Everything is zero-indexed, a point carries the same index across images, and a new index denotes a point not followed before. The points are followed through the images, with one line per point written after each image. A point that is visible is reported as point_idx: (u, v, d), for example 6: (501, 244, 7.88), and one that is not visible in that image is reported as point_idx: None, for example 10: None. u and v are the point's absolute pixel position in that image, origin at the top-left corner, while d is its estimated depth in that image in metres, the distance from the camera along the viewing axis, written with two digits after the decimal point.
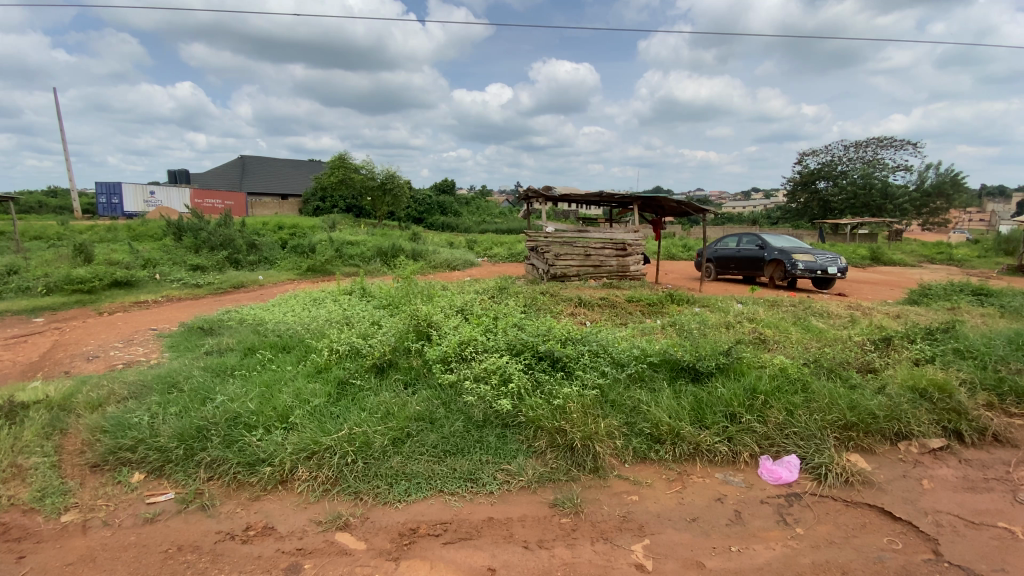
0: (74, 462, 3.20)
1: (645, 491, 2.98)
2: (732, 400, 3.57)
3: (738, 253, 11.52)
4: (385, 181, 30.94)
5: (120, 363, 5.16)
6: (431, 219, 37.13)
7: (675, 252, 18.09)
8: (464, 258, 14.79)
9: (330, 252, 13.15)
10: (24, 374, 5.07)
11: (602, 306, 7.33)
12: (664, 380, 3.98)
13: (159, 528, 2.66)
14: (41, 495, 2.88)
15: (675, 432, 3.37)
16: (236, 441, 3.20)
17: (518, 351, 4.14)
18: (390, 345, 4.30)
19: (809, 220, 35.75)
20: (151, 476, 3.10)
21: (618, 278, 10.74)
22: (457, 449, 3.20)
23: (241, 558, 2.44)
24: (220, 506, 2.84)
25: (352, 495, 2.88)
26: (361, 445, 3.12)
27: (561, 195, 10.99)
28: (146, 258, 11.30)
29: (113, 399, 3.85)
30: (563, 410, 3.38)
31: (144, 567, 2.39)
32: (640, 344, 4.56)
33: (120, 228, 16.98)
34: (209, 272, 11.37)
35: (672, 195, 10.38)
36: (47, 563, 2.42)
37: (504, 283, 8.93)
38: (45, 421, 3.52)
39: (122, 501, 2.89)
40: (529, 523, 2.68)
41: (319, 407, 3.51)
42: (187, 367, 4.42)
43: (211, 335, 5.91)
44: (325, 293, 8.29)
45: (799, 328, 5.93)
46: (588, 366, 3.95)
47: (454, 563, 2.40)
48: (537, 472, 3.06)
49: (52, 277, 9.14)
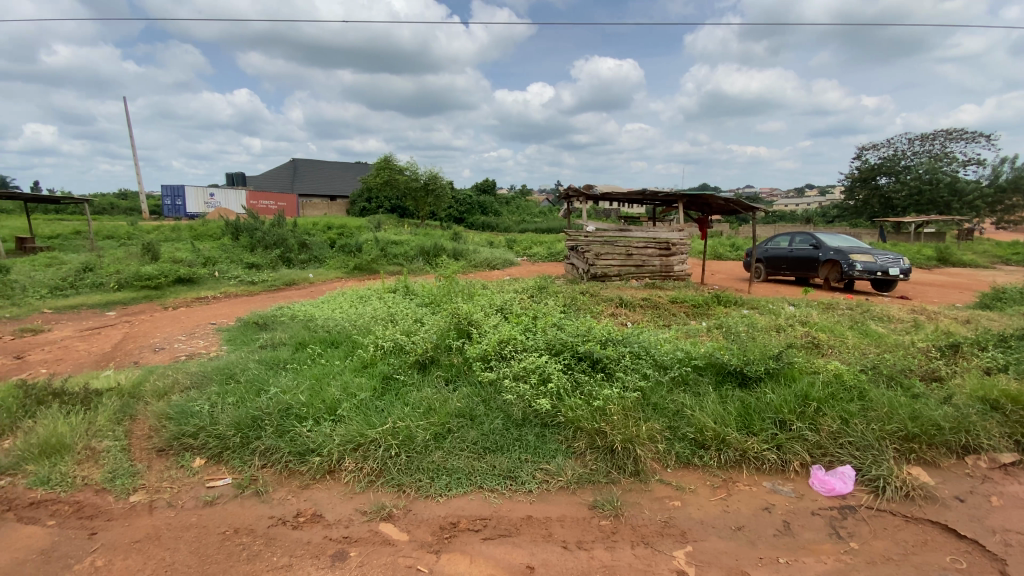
0: (141, 446, 3.45)
1: (688, 497, 2.91)
2: (782, 407, 3.42)
3: (790, 252, 11.04)
4: (428, 182, 31.74)
5: (182, 355, 5.51)
6: (472, 218, 37.57)
7: (722, 251, 17.53)
8: (505, 257, 14.87)
9: (376, 251, 13.54)
10: (99, 363, 5.50)
11: (644, 306, 7.20)
12: (709, 384, 3.87)
13: (217, 511, 2.83)
14: (111, 476, 3.12)
15: (721, 438, 3.27)
16: (287, 431, 3.36)
17: (557, 351, 4.12)
18: (431, 342, 4.39)
19: (868, 219, 33.80)
20: (210, 461, 3.29)
21: (661, 278, 10.53)
22: (496, 447, 3.23)
23: (292, 544, 2.56)
24: (273, 493, 2.98)
25: (395, 487, 2.97)
26: (404, 439, 3.20)
27: (602, 193, 10.85)
28: (207, 257, 11.99)
29: (177, 389, 4.13)
30: (603, 412, 3.34)
31: (204, 547, 2.55)
32: (685, 347, 4.44)
33: (183, 228, 18.08)
34: (263, 269, 11.95)
35: (719, 193, 10.04)
36: (117, 539, 2.62)
37: (544, 283, 8.94)
38: (117, 407, 3.81)
39: (185, 484, 3.09)
40: (568, 523, 2.67)
41: (364, 401, 3.63)
42: (244, 360, 4.66)
43: (264, 330, 6.22)
44: (371, 290, 8.55)
45: (855, 332, 5.62)
46: (629, 368, 3.88)
47: (493, 559, 2.43)
48: (576, 472, 3.04)
49: (123, 274, 9.85)
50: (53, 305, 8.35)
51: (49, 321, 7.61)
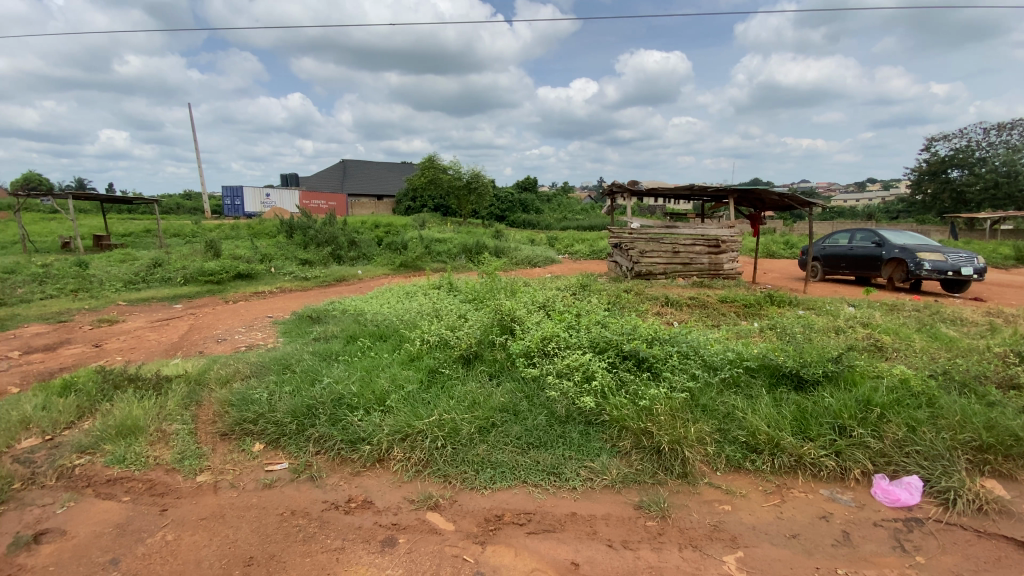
0: (206, 430, 3.67)
1: (739, 501, 2.82)
2: (842, 412, 3.25)
3: (850, 251, 10.45)
4: (470, 181, 32.17)
5: (242, 346, 5.82)
6: (514, 216, 37.66)
7: (774, 249, 16.77)
8: (547, 255, 14.84)
9: (420, 249, 13.84)
10: (168, 352, 5.91)
11: (692, 305, 7.02)
12: (762, 386, 3.73)
13: (275, 493, 2.99)
14: (180, 457, 3.35)
15: (775, 443, 3.14)
16: (340, 420, 3.50)
17: (601, 349, 4.07)
18: (475, 338, 4.44)
19: (937, 215, 31.54)
20: (269, 446, 3.47)
21: (709, 277, 10.22)
22: (540, 442, 3.24)
23: (345, 528, 2.66)
24: (326, 478, 3.12)
25: (442, 478, 3.03)
26: (450, 431, 3.26)
27: (648, 189, 10.61)
28: (264, 253, 12.62)
29: (238, 377, 4.37)
30: (650, 412, 3.28)
31: (265, 526, 2.70)
32: (735, 348, 4.29)
33: (242, 226, 19.09)
34: (315, 266, 12.46)
35: (772, 188, 9.60)
36: (186, 516, 2.81)
37: (587, 280, 8.86)
38: (184, 393, 4.08)
39: (246, 467, 3.27)
40: (613, 522, 2.65)
41: (412, 393, 3.72)
42: (299, 352, 4.88)
43: (316, 323, 6.48)
44: (417, 287, 8.73)
45: (923, 335, 5.26)
46: (677, 368, 3.79)
47: (538, 554, 2.44)
48: (621, 472, 3.01)
49: (189, 270, 10.52)
50: (127, 298, 9.01)
51: (124, 313, 8.23)
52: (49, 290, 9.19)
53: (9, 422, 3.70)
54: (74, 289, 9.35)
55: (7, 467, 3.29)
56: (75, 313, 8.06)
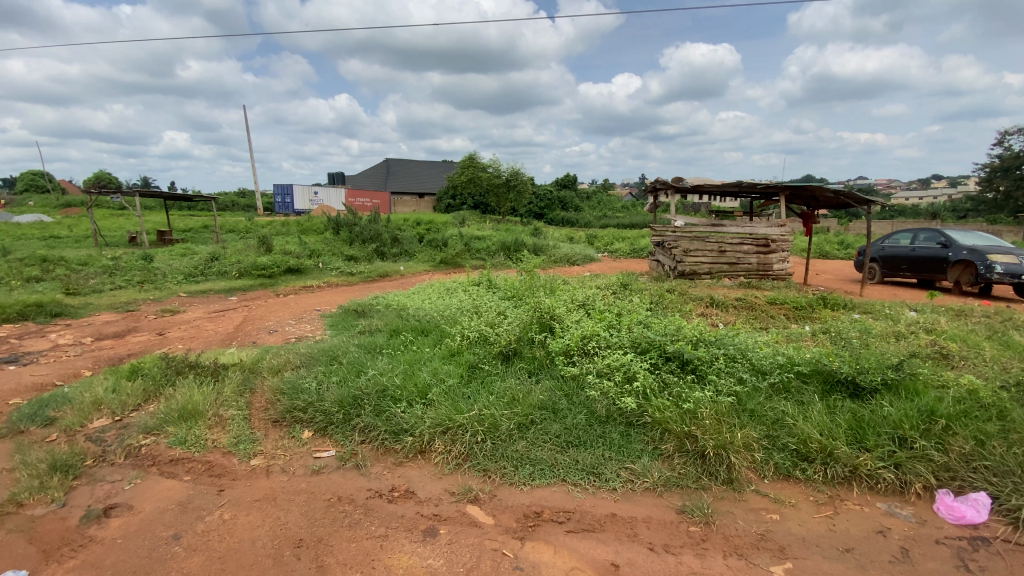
0: (259, 417, 3.86)
1: (788, 511, 2.71)
2: (902, 422, 3.07)
3: (912, 252, 9.84)
4: (510, 179, 32.28)
5: (292, 337, 6.08)
6: (553, 213, 37.49)
7: (827, 249, 15.98)
8: (586, 254, 14.71)
9: (460, 246, 14.02)
10: (225, 341, 6.24)
11: (738, 307, 6.79)
12: (814, 393, 3.57)
13: (323, 479, 3.11)
14: (236, 441, 3.53)
15: (828, 452, 3.01)
16: (384, 411, 3.60)
17: (643, 349, 3.99)
18: (515, 334, 4.46)
19: (1012, 214, 29.19)
20: (317, 434, 3.61)
21: (757, 278, 9.86)
22: (580, 441, 3.22)
23: (388, 516, 2.74)
24: (371, 467, 3.22)
25: (482, 472, 3.07)
26: (489, 426, 3.30)
27: (693, 186, 10.31)
28: (312, 249, 13.11)
29: (289, 367, 4.57)
30: (694, 415, 3.20)
31: (313, 511, 2.81)
32: (786, 351, 4.12)
33: (292, 223, 19.90)
34: (360, 262, 12.83)
35: (827, 184, 9.14)
36: (241, 497, 2.97)
37: (628, 279, 8.74)
38: (240, 380, 4.30)
39: (296, 453, 3.41)
40: (654, 525, 2.60)
41: (452, 387, 3.78)
42: (345, 344, 5.04)
43: (361, 317, 6.69)
44: (457, 283, 8.85)
45: (995, 343, 4.89)
46: (723, 372, 3.68)
47: (578, 552, 2.43)
48: (663, 475, 2.95)
49: (243, 264, 11.07)
50: (188, 290, 9.57)
51: (185, 304, 8.75)
52: (119, 281, 9.87)
53: (84, 403, 4.01)
54: (140, 280, 10.00)
55: (82, 445, 3.56)
56: (141, 303, 8.63)
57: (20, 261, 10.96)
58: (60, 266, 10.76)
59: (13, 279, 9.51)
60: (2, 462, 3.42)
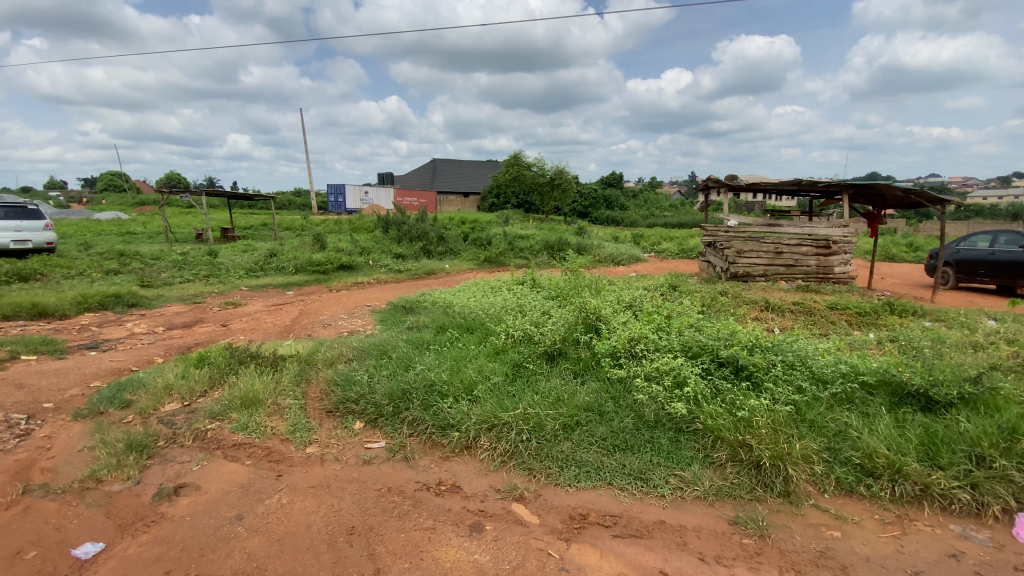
0: (314, 406, 4.04)
1: (850, 528, 2.57)
2: (981, 440, 2.83)
3: (991, 255, 9.08)
4: (554, 177, 32.14)
5: (344, 331, 6.30)
6: (598, 213, 37.02)
7: (894, 251, 14.96)
8: (632, 254, 14.43)
9: (505, 245, 14.11)
10: (282, 333, 6.56)
11: (795, 311, 6.48)
12: (881, 405, 3.36)
13: (374, 470, 3.22)
14: (292, 429, 3.71)
15: (896, 468, 2.82)
16: (431, 406, 3.67)
17: (694, 354, 3.88)
18: (560, 334, 4.44)
19: None
20: (368, 425, 3.74)
21: (816, 281, 9.36)
22: (626, 445, 3.17)
23: (435, 509, 2.80)
24: (419, 460, 3.30)
25: (527, 472, 3.08)
26: (535, 425, 3.30)
27: (747, 184, 9.90)
28: (362, 247, 13.55)
29: (342, 360, 4.76)
30: (749, 424, 3.07)
31: (364, 499, 2.91)
32: (850, 360, 3.89)
33: (344, 221, 20.62)
34: (408, 259, 13.15)
35: (896, 183, 8.55)
36: (298, 482, 3.12)
37: (676, 280, 8.51)
38: (296, 371, 4.52)
39: (349, 443, 3.54)
40: (705, 535, 2.53)
41: (497, 385, 3.81)
42: (394, 339, 5.19)
43: (409, 313, 6.85)
44: (502, 282, 8.90)
45: None
46: (780, 379, 3.52)
47: (624, 558, 2.40)
48: (715, 484, 2.86)
49: (298, 260, 11.58)
50: (248, 284, 10.12)
51: (246, 297, 9.26)
52: (187, 275, 10.56)
53: (157, 388, 4.32)
54: (206, 274, 10.66)
55: (155, 427, 3.85)
56: (207, 296, 9.20)
57: (102, 255, 11.92)
58: (135, 260, 11.62)
59: (96, 272, 10.37)
60: (86, 439, 3.73)
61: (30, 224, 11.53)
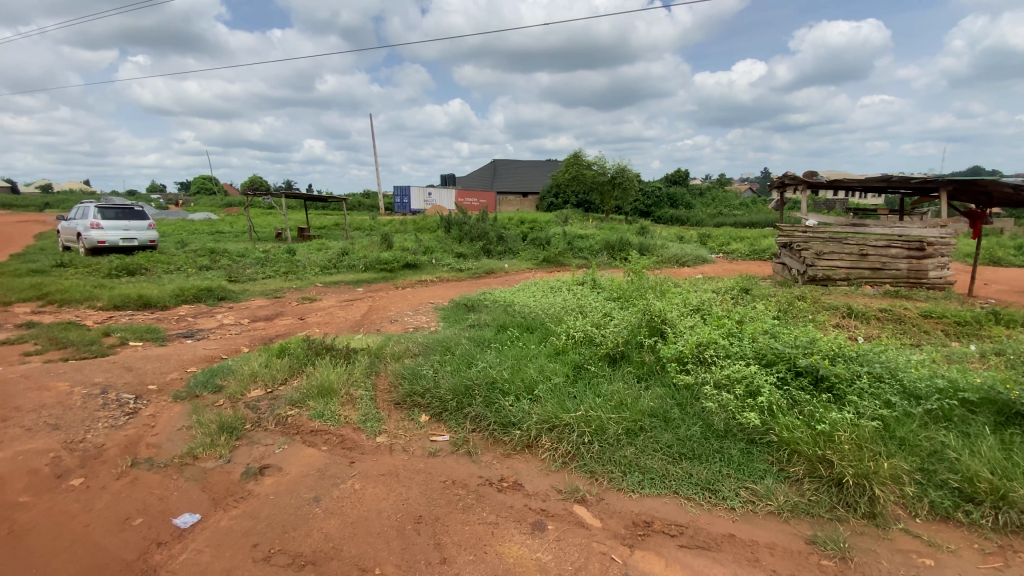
0: (383, 398, 4.24)
1: (945, 557, 2.35)
2: None
3: None
4: (615, 176, 31.59)
5: (410, 327, 6.55)
6: (660, 211, 35.91)
7: (1001, 254, 13.40)
8: (698, 255, 13.89)
9: (564, 245, 14.07)
10: (353, 328, 6.93)
11: (881, 318, 5.99)
12: (985, 425, 3.03)
13: (438, 461, 3.33)
14: (364, 419, 3.91)
15: (1001, 495, 2.54)
16: (493, 403, 3.74)
17: (768, 361, 3.68)
18: (622, 337, 4.39)
19: None
20: (433, 418, 3.87)
21: (907, 286, 8.58)
22: (693, 454, 3.08)
23: (498, 504, 2.86)
24: (482, 455, 3.38)
25: (588, 474, 3.07)
26: (597, 428, 3.27)
27: (827, 181, 9.26)
28: (426, 245, 14.00)
29: (408, 355, 4.95)
30: (829, 438, 2.89)
31: (430, 490, 3.02)
32: (948, 373, 3.54)
33: (409, 221, 21.39)
34: (469, 258, 13.44)
35: (1005, 178, 7.67)
36: (370, 469, 3.29)
37: (746, 283, 8.11)
38: (367, 364, 4.76)
39: (415, 435, 3.69)
40: (779, 553, 2.41)
41: (559, 386, 3.82)
42: (457, 336, 5.33)
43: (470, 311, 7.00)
44: (562, 282, 8.87)
45: None
46: (865, 392, 3.27)
47: (691, 569, 2.34)
48: (791, 500, 2.71)
49: (367, 259, 12.16)
50: (322, 281, 10.76)
51: (320, 293, 9.86)
52: (268, 271, 11.39)
53: (245, 375, 4.71)
54: (285, 271, 11.45)
55: (243, 411, 4.20)
56: (286, 291, 9.88)
57: (195, 252, 13.10)
58: (224, 256, 12.69)
59: (190, 267, 11.43)
60: (184, 419, 4.14)
61: (136, 224, 12.88)
